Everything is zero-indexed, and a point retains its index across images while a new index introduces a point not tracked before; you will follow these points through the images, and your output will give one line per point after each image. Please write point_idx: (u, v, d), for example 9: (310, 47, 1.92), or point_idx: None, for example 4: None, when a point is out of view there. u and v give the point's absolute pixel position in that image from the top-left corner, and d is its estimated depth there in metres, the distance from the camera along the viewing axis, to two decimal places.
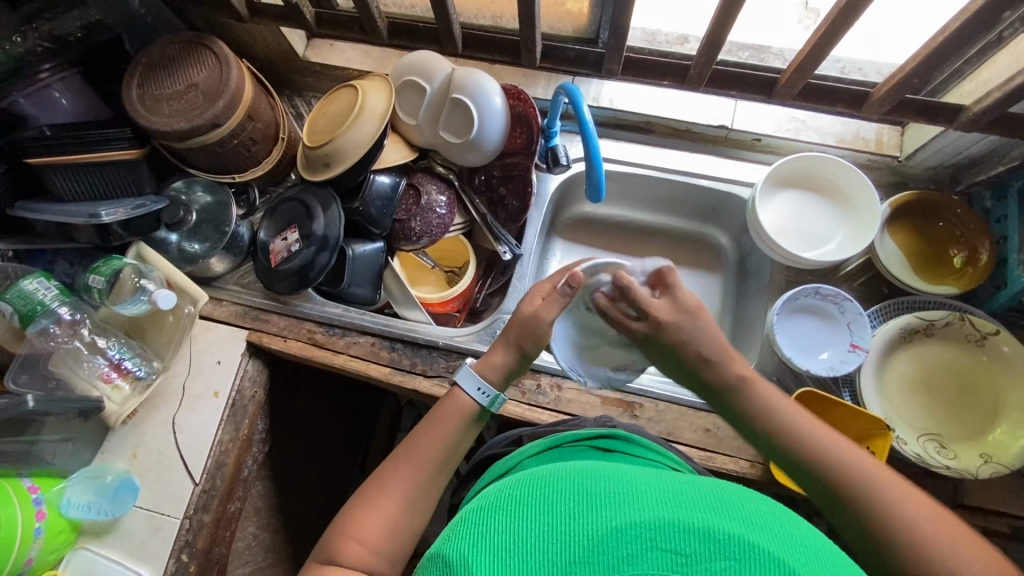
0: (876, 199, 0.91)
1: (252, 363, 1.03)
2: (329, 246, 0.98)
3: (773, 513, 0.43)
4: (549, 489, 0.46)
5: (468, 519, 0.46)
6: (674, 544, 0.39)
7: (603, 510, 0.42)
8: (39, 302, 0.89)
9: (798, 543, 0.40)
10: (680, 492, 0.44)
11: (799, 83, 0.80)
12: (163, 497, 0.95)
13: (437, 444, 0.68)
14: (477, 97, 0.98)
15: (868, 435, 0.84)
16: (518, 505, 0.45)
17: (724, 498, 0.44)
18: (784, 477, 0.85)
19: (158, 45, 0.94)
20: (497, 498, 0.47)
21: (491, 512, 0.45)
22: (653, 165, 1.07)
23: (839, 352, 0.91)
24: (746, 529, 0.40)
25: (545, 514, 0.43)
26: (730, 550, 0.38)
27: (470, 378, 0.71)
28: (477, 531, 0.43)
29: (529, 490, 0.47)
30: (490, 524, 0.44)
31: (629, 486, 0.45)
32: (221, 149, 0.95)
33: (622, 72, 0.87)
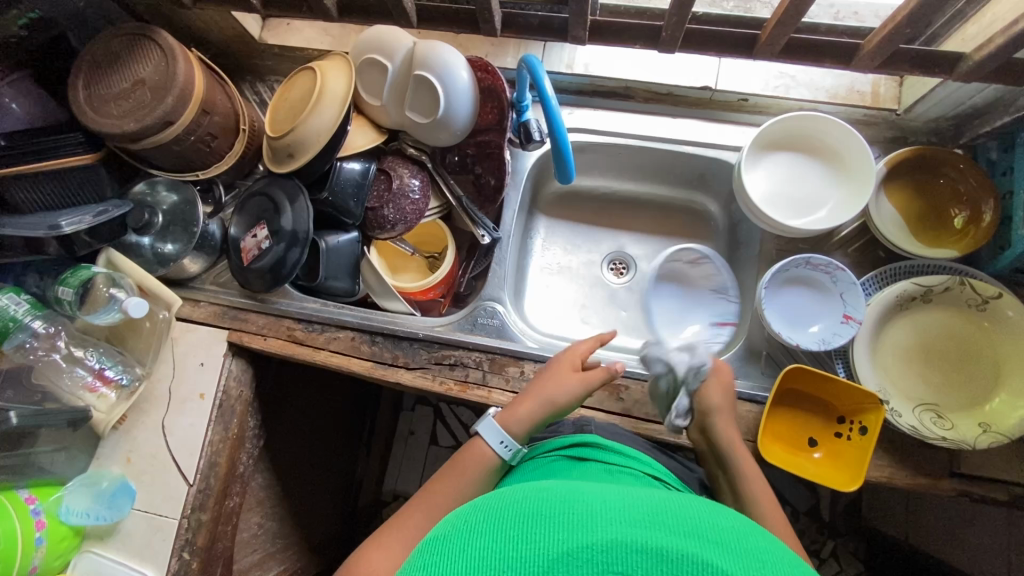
0: (871, 158, 0.84)
1: (236, 362, 1.02)
2: (299, 241, 0.95)
3: (729, 524, 0.42)
4: (500, 510, 0.45)
5: (425, 548, 0.45)
6: (626, 566, 0.38)
7: (556, 533, 0.41)
8: (10, 318, 0.89)
9: (755, 557, 0.40)
10: (636, 506, 0.43)
11: (781, 40, 0.73)
12: (160, 499, 0.97)
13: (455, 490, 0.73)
14: (442, 74, 0.93)
15: (863, 410, 0.81)
16: (468, 535, 0.43)
17: (681, 511, 0.42)
18: (774, 459, 0.82)
19: (101, 39, 0.89)
20: (450, 527, 0.46)
21: (444, 541, 0.44)
22: (634, 133, 1.00)
23: (833, 321, 0.87)
24: (701, 547, 0.39)
25: (494, 537, 0.42)
26: (684, 571, 0.37)
27: (492, 430, 0.76)
28: (428, 563, 0.42)
29: (485, 514, 0.45)
30: (443, 551, 0.43)
31: (584, 501, 0.43)
32: (180, 147, 0.91)
33: (590, 38, 0.79)
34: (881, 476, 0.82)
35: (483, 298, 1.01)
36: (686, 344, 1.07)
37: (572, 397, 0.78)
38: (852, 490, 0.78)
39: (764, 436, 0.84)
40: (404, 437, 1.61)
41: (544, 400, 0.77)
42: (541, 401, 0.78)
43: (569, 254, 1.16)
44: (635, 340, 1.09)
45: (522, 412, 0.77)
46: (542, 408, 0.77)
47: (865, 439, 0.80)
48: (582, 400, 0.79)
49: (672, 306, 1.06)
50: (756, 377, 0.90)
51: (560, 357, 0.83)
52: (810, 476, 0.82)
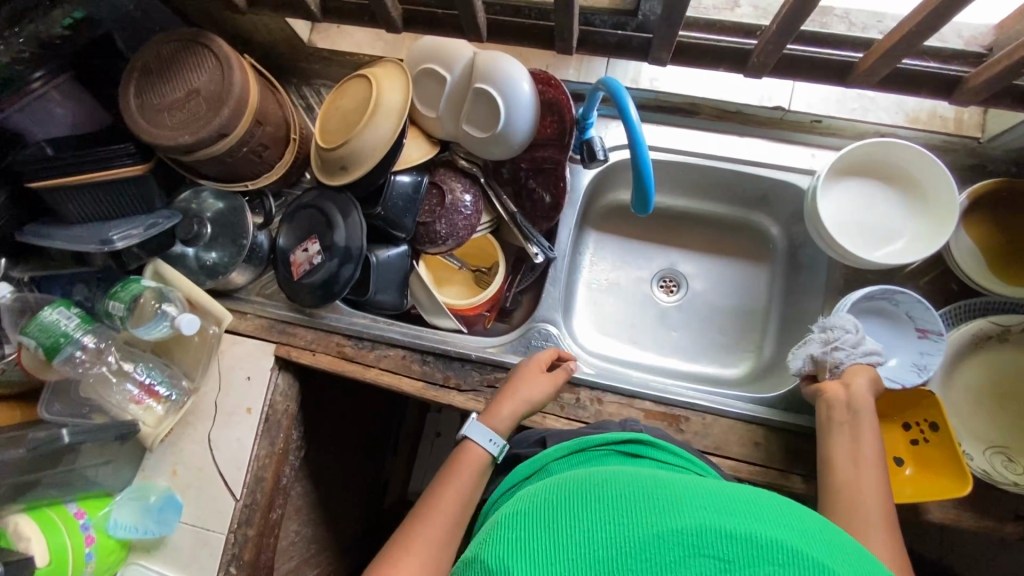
0: (956, 191, 0.81)
1: (282, 377, 1.00)
2: (353, 258, 0.93)
3: (815, 520, 0.42)
4: (587, 490, 0.45)
5: (509, 522, 0.45)
6: (715, 550, 0.38)
7: (643, 516, 0.41)
8: (62, 333, 0.86)
9: (845, 553, 0.39)
10: (722, 496, 0.43)
11: (880, 71, 0.68)
12: (207, 513, 0.96)
13: (449, 520, 0.71)
14: (505, 88, 0.89)
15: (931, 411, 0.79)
16: (554, 511, 0.44)
17: (763, 503, 0.42)
18: None
19: (152, 46, 0.85)
20: (533, 504, 0.46)
21: (528, 517, 0.44)
22: (698, 151, 0.96)
23: (913, 345, 0.85)
24: (791, 536, 0.39)
25: (583, 515, 0.43)
26: (774, 559, 0.37)
27: (480, 430, 0.76)
28: (513, 537, 0.43)
29: (565, 494, 0.46)
30: (528, 526, 0.43)
31: (670, 489, 0.44)
32: (231, 159, 0.88)
33: (671, 59, 0.76)
34: (948, 518, 0.81)
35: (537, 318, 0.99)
36: (739, 368, 1.05)
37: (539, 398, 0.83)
38: (967, 489, 0.72)
39: None
40: (429, 437, 1.55)
41: (517, 401, 0.81)
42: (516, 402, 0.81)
43: (617, 270, 1.13)
44: (686, 362, 1.06)
45: (505, 414, 0.79)
46: (516, 408, 0.80)
47: (942, 436, 0.77)
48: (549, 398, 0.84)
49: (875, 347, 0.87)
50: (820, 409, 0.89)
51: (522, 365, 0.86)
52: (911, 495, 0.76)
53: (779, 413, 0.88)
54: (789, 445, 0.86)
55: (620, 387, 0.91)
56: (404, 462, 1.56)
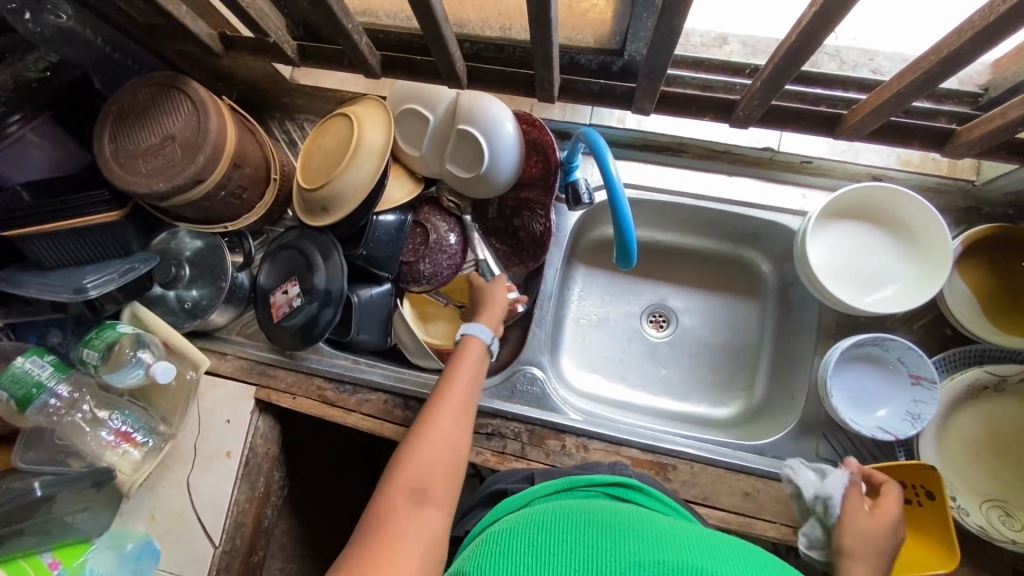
0: (948, 237, 0.79)
1: (263, 419, 0.98)
2: (333, 300, 0.91)
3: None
4: (574, 519, 0.48)
5: (498, 538, 0.49)
6: None
7: (625, 548, 0.44)
8: (35, 382, 0.84)
9: None
10: (698, 544, 0.45)
11: (870, 126, 0.66)
12: (185, 560, 0.94)
13: (464, 396, 0.76)
14: (488, 129, 0.87)
15: (933, 480, 0.75)
16: (539, 535, 0.47)
17: (741, 560, 0.45)
18: None
19: (127, 89, 0.84)
20: (521, 525, 0.50)
21: (514, 537, 0.47)
22: (686, 191, 0.94)
23: (906, 391, 0.82)
24: None
25: (565, 541, 0.46)
26: None
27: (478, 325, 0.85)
28: (498, 551, 0.46)
29: (556, 519, 0.49)
30: (513, 545, 0.47)
31: (651, 533, 0.47)
32: (209, 202, 0.87)
33: (655, 108, 0.74)
34: None
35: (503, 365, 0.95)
36: (730, 408, 1.02)
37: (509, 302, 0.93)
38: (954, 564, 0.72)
39: None
40: None
41: (495, 309, 0.90)
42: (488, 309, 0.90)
43: (606, 306, 1.11)
44: (676, 402, 1.04)
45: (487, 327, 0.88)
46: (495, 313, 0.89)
47: (937, 505, 0.75)
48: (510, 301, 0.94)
49: (868, 394, 0.85)
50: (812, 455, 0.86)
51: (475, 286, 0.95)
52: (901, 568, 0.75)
53: (767, 461, 0.86)
54: (779, 496, 0.83)
55: (606, 434, 0.89)
56: None
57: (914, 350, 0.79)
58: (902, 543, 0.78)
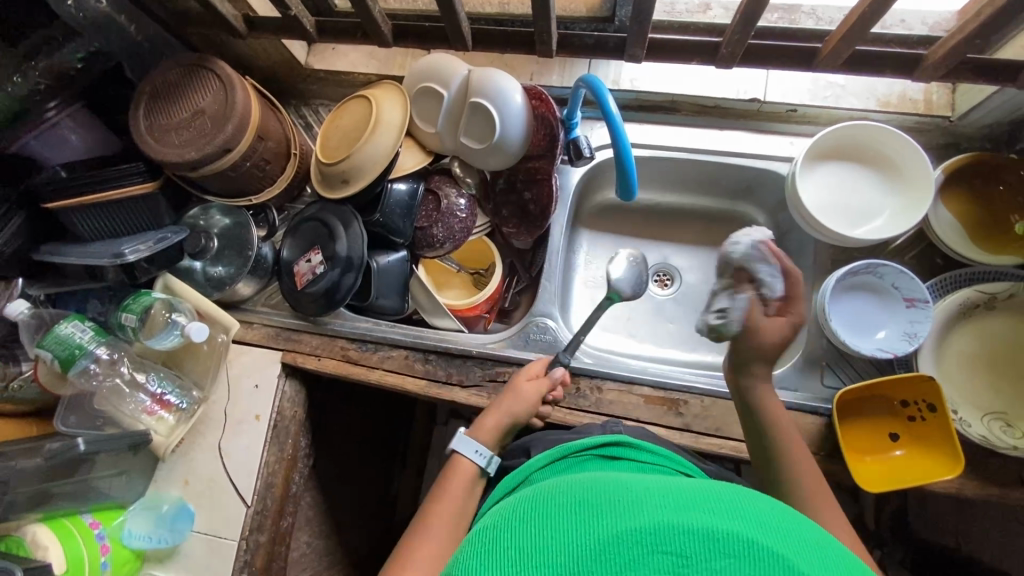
0: (930, 166, 0.84)
1: (290, 383, 1.02)
2: (354, 266, 0.96)
3: (769, 507, 0.41)
4: (546, 501, 0.44)
5: (474, 541, 0.44)
6: (673, 547, 0.36)
7: (602, 519, 0.39)
8: (76, 345, 0.90)
9: (801, 539, 0.39)
10: (678, 491, 0.41)
11: (845, 53, 0.72)
12: (219, 521, 0.97)
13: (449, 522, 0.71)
14: (496, 99, 0.93)
15: (929, 391, 0.80)
16: (516, 527, 0.42)
17: (721, 497, 0.41)
18: (869, 484, 0.78)
19: (160, 71, 0.91)
20: (500, 520, 0.45)
21: (494, 533, 0.43)
22: (682, 146, 1.00)
23: (902, 315, 0.86)
24: (747, 527, 0.38)
25: (542, 528, 0.41)
26: (730, 550, 0.36)
27: (466, 442, 0.77)
28: (476, 559, 0.41)
29: (523, 514, 0.44)
30: (493, 543, 0.42)
31: (627, 490, 0.42)
32: (235, 173, 0.93)
33: (646, 56, 0.81)
34: (950, 487, 0.80)
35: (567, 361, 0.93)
36: None
37: (531, 409, 0.83)
38: (962, 469, 0.74)
39: (857, 466, 0.81)
40: (438, 452, 1.53)
41: (511, 405, 0.82)
42: (501, 407, 0.83)
43: (612, 267, 1.16)
44: (684, 352, 1.08)
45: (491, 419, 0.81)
46: (504, 418, 0.81)
47: (940, 417, 0.79)
48: (537, 408, 0.84)
49: (864, 322, 0.89)
50: (816, 388, 0.88)
51: (517, 374, 0.89)
52: (912, 481, 0.77)
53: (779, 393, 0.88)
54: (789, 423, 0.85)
55: (619, 375, 0.93)
56: (414, 474, 1.52)
57: (900, 270, 0.84)
58: (911, 461, 0.81)
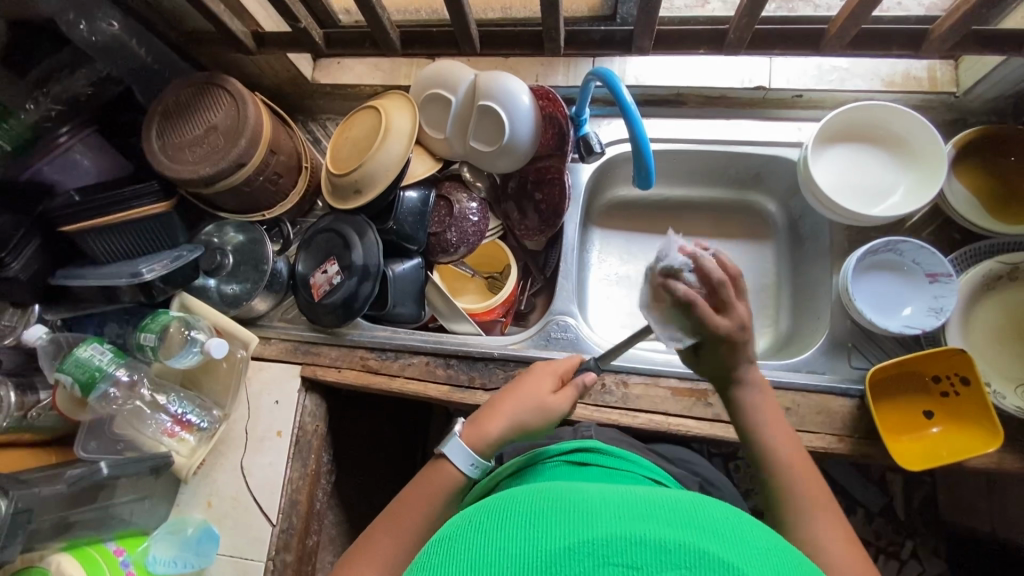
0: (941, 141, 0.84)
1: (310, 397, 1.01)
2: (371, 274, 0.96)
3: (725, 516, 0.40)
4: (499, 511, 0.42)
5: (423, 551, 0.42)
6: (624, 560, 0.35)
7: (555, 530, 0.38)
8: (97, 368, 0.88)
9: (756, 549, 0.37)
10: (633, 502, 0.40)
11: (852, 31, 0.72)
12: (244, 542, 0.95)
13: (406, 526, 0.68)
14: (505, 101, 0.94)
15: (964, 365, 0.79)
16: (466, 535, 0.40)
17: (677, 506, 0.39)
18: (908, 462, 0.77)
19: (171, 91, 0.92)
20: (454, 526, 0.43)
21: (447, 542, 0.41)
22: (690, 137, 1.01)
23: (926, 290, 0.85)
24: (699, 536, 0.36)
25: (494, 537, 0.39)
26: (679, 562, 0.35)
27: (460, 451, 0.70)
28: (428, 565, 0.39)
29: (478, 520, 0.42)
30: (445, 551, 0.40)
31: (577, 502, 0.41)
32: (249, 188, 0.93)
33: (653, 47, 0.81)
34: (991, 462, 0.79)
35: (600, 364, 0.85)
36: (759, 343, 1.05)
37: (545, 423, 0.72)
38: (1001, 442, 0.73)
39: (894, 446, 0.80)
40: None
41: (523, 412, 0.72)
42: (511, 416, 0.71)
43: (626, 263, 1.16)
44: None
45: (496, 426, 0.71)
46: (510, 428, 0.71)
47: (973, 390, 0.78)
48: (552, 424, 0.72)
49: (886, 298, 0.89)
50: (845, 370, 0.87)
51: (541, 372, 0.77)
52: (951, 457, 0.76)
53: (806, 376, 0.87)
54: (820, 406, 0.84)
55: (643, 369, 0.91)
56: None
57: (920, 245, 0.83)
58: (948, 438, 0.80)
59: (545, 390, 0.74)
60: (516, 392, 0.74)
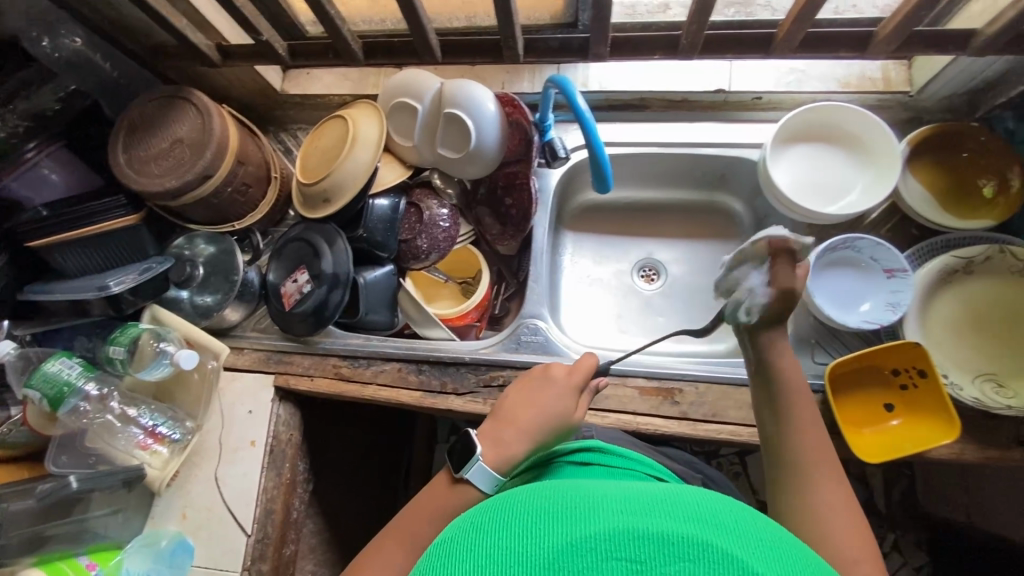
0: (894, 140, 0.86)
1: (284, 407, 1.01)
2: (341, 282, 0.96)
3: (730, 510, 0.40)
4: (503, 512, 0.42)
5: (430, 553, 0.42)
6: (627, 553, 0.35)
7: (558, 527, 0.38)
8: (64, 382, 0.89)
9: (762, 542, 0.37)
10: (635, 497, 0.40)
11: (798, 36, 0.74)
12: (219, 553, 0.95)
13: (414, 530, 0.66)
14: (470, 108, 0.95)
15: (919, 358, 0.80)
16: (472, 536, 0.41)
17: (681, 501, 0.40)
18: (869, 455, 0.79)
19: (137, 104, 0.93)
20: (458, 530, 0.43)
21: (450, 544, 0.41)
22: (655, 141, 1.02)
23: (883, 286, 0.87)
24: (702, 529, 0.37)
25: (499, 536, 0.39)
26: (683, 556, 0.35)
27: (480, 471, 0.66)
28: (434, 566, 0.39)
29: (486, 519, 0.42)
30: (450, 553, 0.40)
31: (584, 498, 0.41)
32: (217, 200, 0.94)
33: (610, 54, 0.83)
34: (951, 453, 0.80)
35: (608, 371, 0.89)
36: (729, 342, 1.06)
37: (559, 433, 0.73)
38: (959, 431, 0.75)
39: (855, 440, 0.81)
40: None
41: (542, 428, 0.71)
42: (529, 433, 0.70)
43: (599, 266, 1.16)
44: (677, 343, 1.08)
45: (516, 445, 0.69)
46: (530, 442, 0.70)
47: (930, 382, 0.80)
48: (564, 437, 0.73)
49: (846, 294, 0.91)
50: (808, 366, 0.89)
51: (558, 382, 0.75)
52: (914, 449, 0.78)
53: None
54: None
55: (612, 370, 0.93)
56: None
57: (874, 241, 0.86)
58: (908, 429, 0.81)
59: (564, 404, 0.73)
60: (532, 404, 0.72)
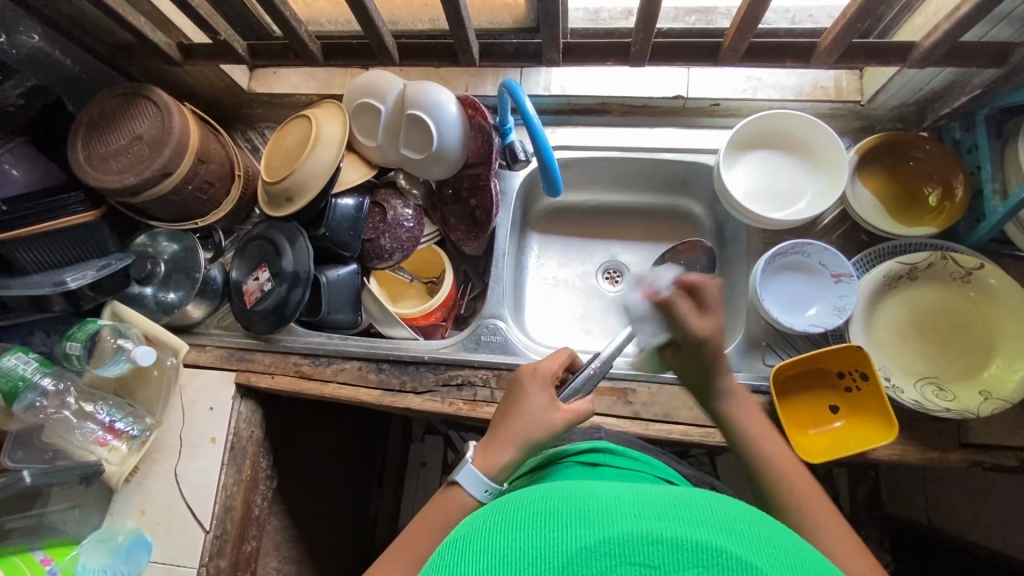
0: (841, 148, 0.89)
1: (245, 404, 1.02)
2: (301, 281, 0.97)
3: (741, 516, 0.41)
4: (513, 510, 0.44)
5: (444, 551, 0.43)
6: (642, 557, 0.37)
7: (571, 529, 0.39)
8: (19, 377, 0.90)
9: (770, 545, 0.39)
10: (645, 499, 0.42)
11: (742, 43, 0.77)
12: (176, 549, 0.95)
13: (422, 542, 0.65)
14: (431, 109, 0.96)
15: (860, 361, 0.83)
16: (486, 537, 0.42)
17: (691, 504, 0.41)
18: (811, 456, 0.81)
19: (98, 100, 0.93)
20: (470, 528, 0.44)
21: (465, 541, 0.42)
22: (614, 146, 1.05)
23: (832, 290, 0.89)
24: (713, 533, 0.38)
25: (514, 534, 0.41)
26: (695, 563, 0.36)
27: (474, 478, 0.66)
28: (448, 566, 0.41)
29: (499, 519, 0.44)
30: (464, 549, 0.41)
31: (597, 499, 0.42)
32: (178, 197, 0.94)
33: (563, 59, 0.85)
34: (894, 454, 0.82)
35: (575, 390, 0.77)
36: None
37: (546, 432, 0.68)
38: (895, 434, 0.78)
39: (799, 442, 0.83)
40: (416, 470, 1.51)
41: (525, 426, 0.68)
42: (516, 437, 0.68)
43: (564, 267, 1.17)
44: None
45: (500, 452, 0.67)
46: (515, 446, 0.67)
47: (872, 386, 0.82)
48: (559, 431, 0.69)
49: (796, 300, 0.92)
50: (758, 367, 0.91)
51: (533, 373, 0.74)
52: (856, 450, 0.80)
53: None
54: None
55: None
56: (391, 496, 1.50)
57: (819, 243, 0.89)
58: (851, 431, 0.83)
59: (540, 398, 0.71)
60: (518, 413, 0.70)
